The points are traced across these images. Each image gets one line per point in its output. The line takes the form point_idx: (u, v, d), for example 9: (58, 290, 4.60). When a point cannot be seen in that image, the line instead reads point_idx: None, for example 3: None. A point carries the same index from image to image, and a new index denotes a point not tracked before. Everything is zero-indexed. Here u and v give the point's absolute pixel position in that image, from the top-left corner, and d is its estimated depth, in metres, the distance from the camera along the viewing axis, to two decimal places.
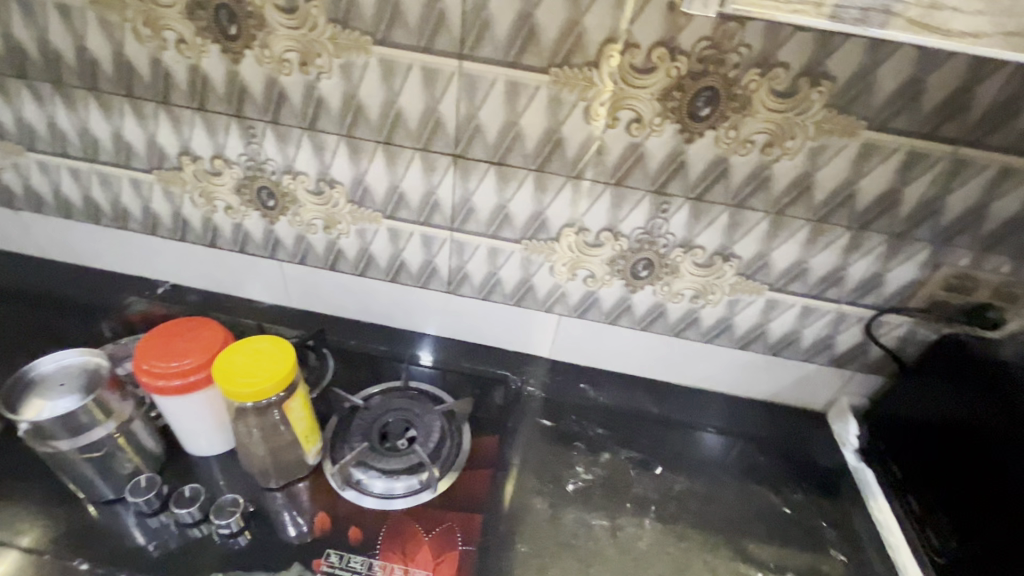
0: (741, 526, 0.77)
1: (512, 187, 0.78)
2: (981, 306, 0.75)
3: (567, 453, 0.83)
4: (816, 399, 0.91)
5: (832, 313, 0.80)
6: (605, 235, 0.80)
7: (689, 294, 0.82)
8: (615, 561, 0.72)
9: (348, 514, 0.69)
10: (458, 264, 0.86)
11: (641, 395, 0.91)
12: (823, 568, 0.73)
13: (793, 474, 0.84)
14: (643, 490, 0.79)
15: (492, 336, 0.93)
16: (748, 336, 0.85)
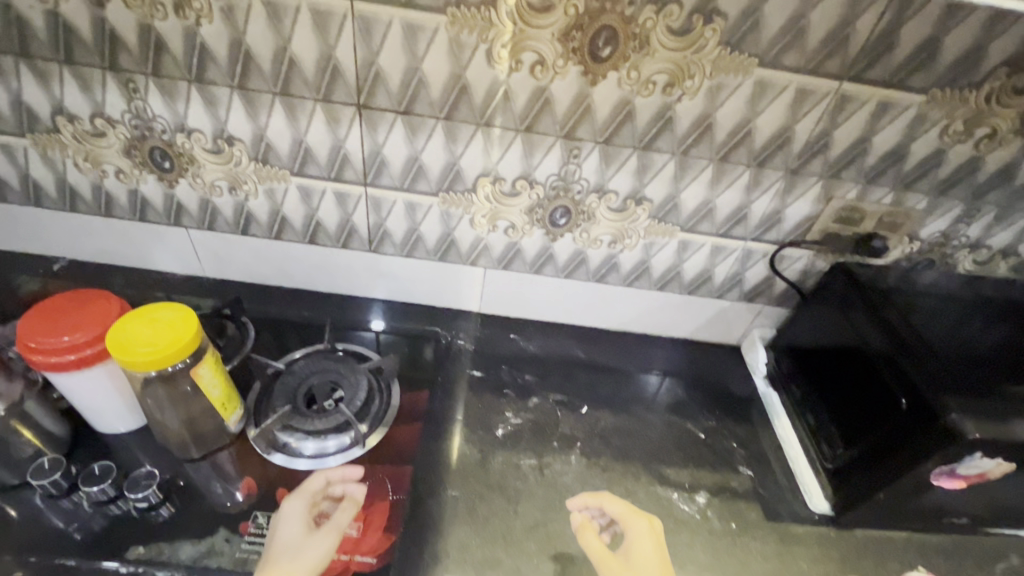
0: (660, 454, 0.79)
1: (423, 138, 0.73)
2: (868, 235, 0.80)
3: (497, 401, 0.82)
4: (730, 334, 0.96)
5: (740, 251, 0.83)
6: (520, 184, 0.77)
7: (607, 239, 0.83)
8: (542, 497, 0.72)
9: (275, 477, 0.69)
10: (377, 222, 0.83)
11: (567, 341, 0.94)
12: (731, 485, 0.77)
13: (708, 403, 0.88)
14: (570, 430, 0.80)
15: (420, 293, 0.93)
16: (664, 278, 0.88)
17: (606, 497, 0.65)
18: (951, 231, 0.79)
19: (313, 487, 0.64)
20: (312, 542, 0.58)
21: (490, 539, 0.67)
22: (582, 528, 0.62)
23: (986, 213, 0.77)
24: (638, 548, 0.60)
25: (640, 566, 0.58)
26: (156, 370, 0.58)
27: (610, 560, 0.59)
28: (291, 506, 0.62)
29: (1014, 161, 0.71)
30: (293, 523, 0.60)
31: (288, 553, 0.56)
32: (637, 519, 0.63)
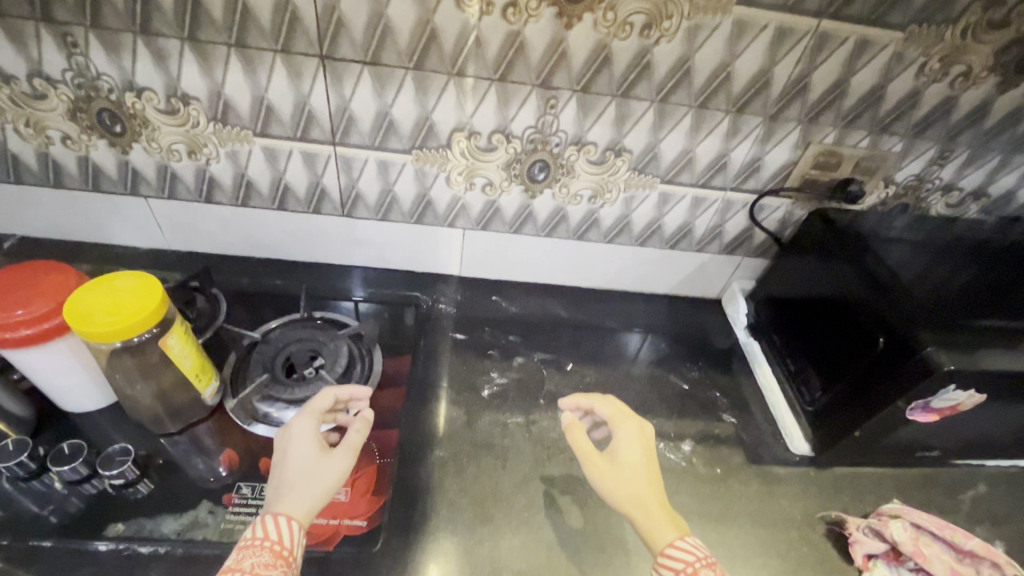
0: (644, 406, 0.80)
1: (392, 91, 0.69)
2: (846, 181, 0.80)
3: (481, 362, 0.82)
4: (710, 289, 0.97)
5: (720, 202, 0.83)
6: (496, 138, 0.74)
7: (587, 194, 0.81)
8: (530, 453, 0.72)
9: (258, 447, 0.67)
10: (348, 183, 0.80)
11: (550, 301, 0.93)
12: (715, 432, 0.78)
13: (690, 355, 0.89)
14: (556, 387, 0.80)
15: (398, 258, 0.91)
16: (645, 233, 0.87)
17: (597, 398, 0.64)
18: (925, 173, 0.80)
19: (321, 405, 0.59)
20: (324, 464, 0.53)
21: (480, 496, 0.67)
22: (571, 427, 0.60)
23: (959, 155, 0.77)
24: (624, 448, 0.59)
25: (625, 465, 0.57)
26: (122, 340, 0.55)
27: (596, 458, 0.58)
28: (298, 424, 0.56)
29: (987, 100, 0.71)
30: (302, 442, 0.55)
31: (299, 476, 0.52)
32: (625, 421, 0.61)
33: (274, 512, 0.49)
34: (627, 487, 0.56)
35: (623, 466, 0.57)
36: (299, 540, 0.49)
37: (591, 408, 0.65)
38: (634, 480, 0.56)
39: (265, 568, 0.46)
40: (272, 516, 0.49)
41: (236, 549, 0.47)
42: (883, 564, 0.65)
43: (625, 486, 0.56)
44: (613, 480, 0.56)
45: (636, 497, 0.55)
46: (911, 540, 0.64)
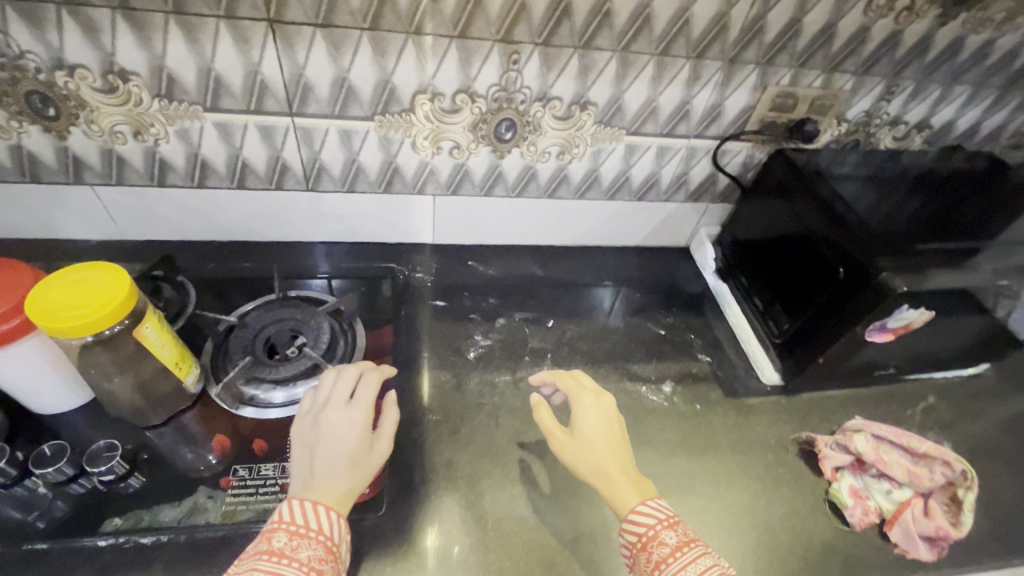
0: (625, 353, 0.83)
1: (349, 54, 0.66)
2: (801, 120, 0.83)
3: (463, 326, 0.82)
4: (679, 237, 1.00)
5: (684, 149, 0.84)
6: (460, 98, 0.73)
7: (555, 151, 0.81)
8: (521, 408, 0.74)
9: (248, 430, 0.66)
10: (310, 155, 0.77)
11: (525, 261, 0.94)
12: (692, 371, 0.82)
13: (664, 302, 0.93)
14: (539, 343, 0.82)
15: (369, 230, 0.89)
16: (614, 185, 0.88)
17: (559, 375, 0.67)
18: (873, 109, 0.83)
19: (372, 397, 0.60)
20: (371, 459, 0.56)
21: (476, 453, 0.69)
22: (536, 407, 0.63)
23: (905, 88, 0.81)
24: (582, 420, 0.61)
25: (582, 438, 0.60)
26: (96, 334, 0.54)
27: (558, 436, 0.60)
28: (352, 415, 0.57)
29: (929, 32, 0.74)
30: (355, 435, 0.56)
31: (349, 469, 0.54)
32: (581, 394, 0.64)
33: (325, 505, 0.52)
34: (587, 459, 0.58)
35: (582, 438, 0.60)
36: (344, 536, 0.52)
37: (556, 385, 0.68)
38: (593, 450, 0.59)
39: (319, 560, 0.49)
40: (326, 510, 0.51)
41: (286, 534, 0.49)
42: (849, 474, 0.71)
43: (586, 458, 0.59)
44: (574, 453, 0.59)
45: (596, 466, 0.58)
46: (873, 450, 0.70)
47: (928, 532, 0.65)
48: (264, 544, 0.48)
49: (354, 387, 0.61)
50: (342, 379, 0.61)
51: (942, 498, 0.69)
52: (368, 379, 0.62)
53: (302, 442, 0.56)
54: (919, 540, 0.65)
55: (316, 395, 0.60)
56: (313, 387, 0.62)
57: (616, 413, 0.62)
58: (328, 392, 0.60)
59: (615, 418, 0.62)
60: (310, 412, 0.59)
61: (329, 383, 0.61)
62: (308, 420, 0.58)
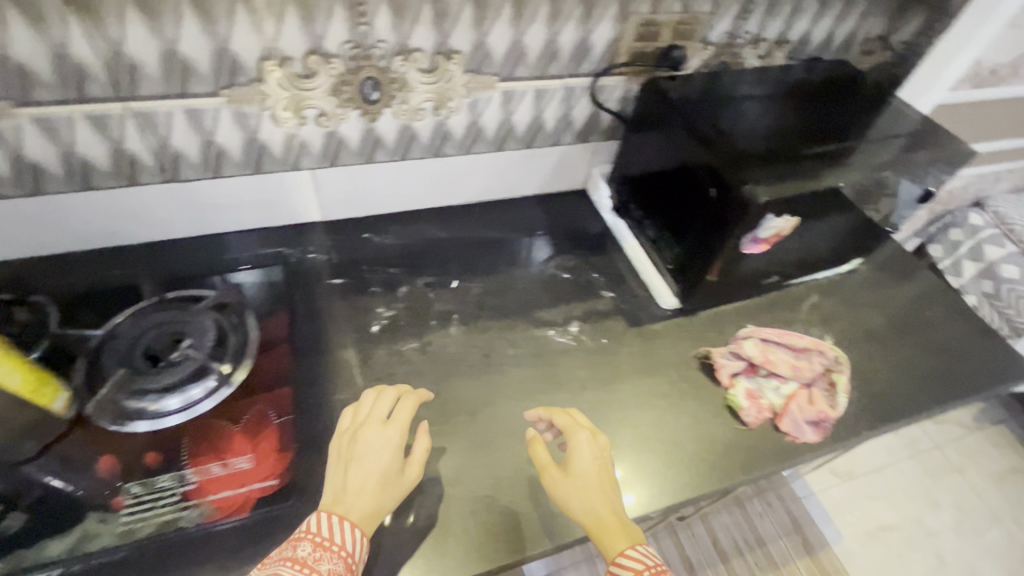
0: (532, 301, 0.84)
1: (171, 22, 0.60)
2: (668, 47, 0.83)
3: (364, 300, 0.80)
4: (575, 179, 1.01)
5: (561, 91, 0.83)
6: (313, 61, 0.68)
7: (429, 106, 0.79)
8: (430, 371, 0.73)
9: (138, 445, 0.62)
10: (159, 143, 0.70)
11: (424, 225, 0.92)
12: (597, 308, 0.84)
13: (567, 246, 0.94)
14: (444, 305, 0.81)
15: (249, 216, 0.84)
16: (499, 136, 0.87)
17: (556, 410, 0.66)
18: (734, 29, 0.86)
19: (408, 420, 0.60)
20: (400, 481, 0.57)
21: None
22: (532, 442, 0.62)
23: (759, 5, 0.83)
24: (577, 459, 0.60)
25: (576, 475, 0.59)
26: None
27: (553, 472, 0.59)
28: (387, 435, 0.58)
29: None
30: (388, 456, 0.57)
31: (378, 490, 0.55)
32: (579, 431, 0.63)
33: (351, 521, 0.53)
34: (579, 498, 0.58)
35: (576, 476, 0.59)
36: (362, 555, 0.53)
37: (551, 421, 0.66)
38: (587, 489, 0.58)
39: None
40: (351, 526, 0.52)
41: (310, 544, 0.51)
42: (744, 378, 0.76)
43: (579, 497, 0.58)
44: (567, 491, 0.58)
45: (588, 507, 0.58)
46: (761, 353, 0.76)
47: (812, 417, 0.72)
48: (289, 551, 0.50)
49: (392, 409, 0.62)
50: (381, 399, 0.62)
51: (824, 384, 0.75)
52: (406, 402, 0.62)
53: (337, 457, 0.58)
54: (805, 425, 0.72)
55: (356, 412, 0.61)
56: (352, 405, 0.63)
57: (610, 454, 0.62)
58: (367, 410, 0.61)
59: (609, 458, 0.62)
60: (347, 431, 0.60)
61: (368, 402, 0.62)
62: (345, 438, 0.59)
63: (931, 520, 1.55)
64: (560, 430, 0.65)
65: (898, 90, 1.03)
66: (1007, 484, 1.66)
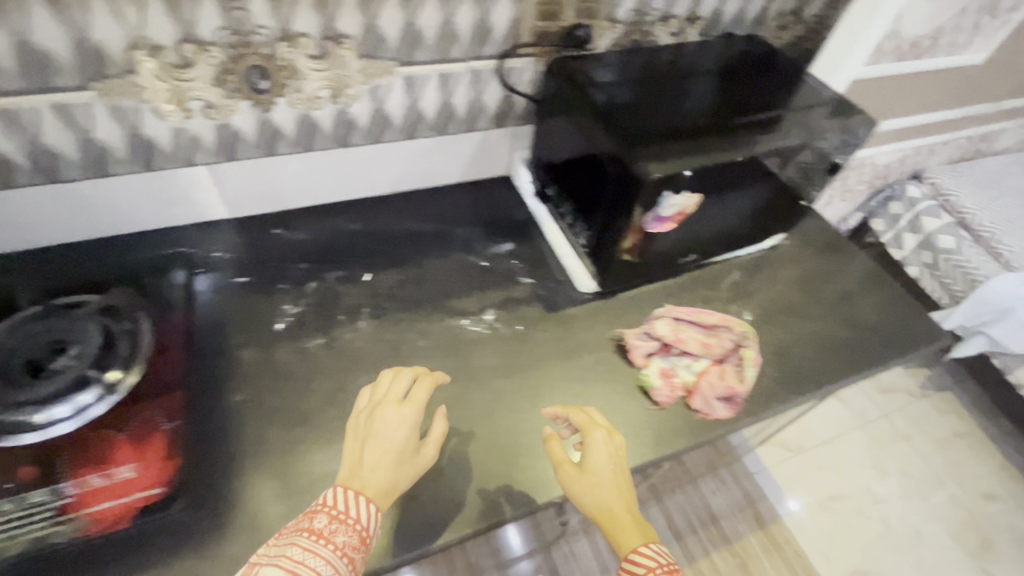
0: (447, 290, 0.82)
1: (18, 11, 0.56)
2: (573, 27, 0.82)
3: (270, 297, 0.77)
4: (498, 166, 0.99)
5: (466, 74, 0.81)
6: (189, 50, 0.65)
7: (326, 94, 0.76)
8: (335, 367, 0.71)
9: (12, 459, 0.58)
10: (30, 141, 0.66)
11: (338, 218, 0.90)
12: (514, 295, 0.83)
13: (488, 233, 0.93)
14: (355, 299, 0.79)
15: (148, 216, 0.80)
16: (408, 123, 0.85)
17: (573, 409, 0.65)
18: (641, 7, 0.84)
19: (425, 400, 0.60)
20: (415, 460, 0.57)
21: (289, 422, 0.66)
22: (548, 438, 0.62)
23: None
24: (592, 456, 0.60)
25: (591, 472, 0.59)
26: None
27: (567, 468, 0.59)
28: (403, 414, 0.58)
29: None
30: (404, 435, 0.57)
31: (392, 466, 0.55)
32: (594, 429, 0.62)
33: (366, 496, 0.53)
34: (593, 494, 0.58)
35: (590, 473, 0.59)
36: (376, 529, 0.53)
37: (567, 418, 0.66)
38: (600, 487, 0.58)
39: (352, 549, 0.50)
40: (366, 502, 0.52)
41: (326, 517, 0.51)
42: (658, 358, 0.76)
43: (593, 494, 0.58)
44: (580, 487, 0.58)
45: (601, 504, 0.57)
46: (672, 332, 0.76)
47: (722, 393, 0.72)
48: (306, 522, 0.51)
49: (407, 389, 0.62)
50: (399, 379, 0.62)
51: (735, 360, 0.75)
52: (423, 383, 0.62)
53: (354, 436, 0.57)
54: (716, 401, 0.72)
55: (373, 391, 0.61)
56: (370, 385, 0.63)
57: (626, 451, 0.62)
58: (384, 389, 0.61)
59: (625, 456, 0.61)
60: (364, 409, 0.60)
61: (386, 382, 0.62)
62: (363, 416, 0.59)
63: (879, 488, 1.59)
64: (576, 427, 0.65)
65: (809, 67, 1.05)
66: (951, 449, 1.71)
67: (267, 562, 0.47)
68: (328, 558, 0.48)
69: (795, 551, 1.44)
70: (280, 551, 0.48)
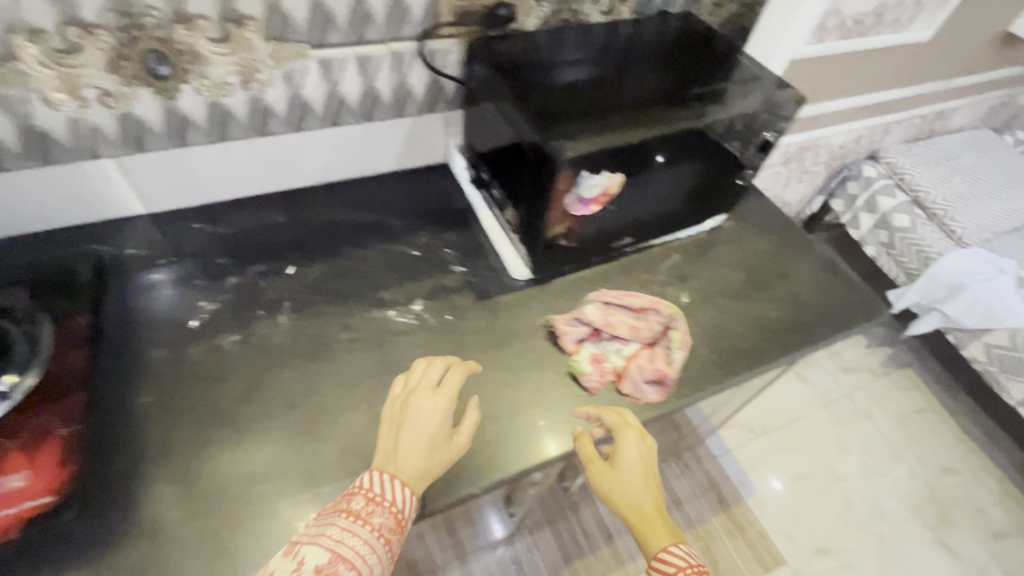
0: (374, 281, 0.80)
1: None
2: (495, 5, 0.79)
3: (185, 294, 0.75)
4: (433, 153, 0.97)
5: (387, 56, 0.78)
6: (74, 34, 0.61)
7: (236, 80, 0.72)
8: (250, 363, 0.69)
9: None
10: None
11: (264, 210, 0.87)
12: (445, 284, 0.81)
13: (421, 221, 0.90)
14: (276, 293, 0.76)
15: (54, 212, 0.76)
16: (331, 110, 0.82)
17: (604, 408, 0.67)
18: None
19: (458, 387, 0.60)
20: (449, 446, 0.57)
21: (197, 422, 0.63)
22: (579, 436, 0.64)
23: None
24: (624, 455, 0.62)
25: (621, 470, 0.61)
26: None
27: (598, 465, 0.61)
28: (437, 400, 0.59)
29: None
30: (438, 420, 0.57)
31: (426, 451, 0.56)
32: (627, 429, 0.64)
33: (402, 480, 0.54)
34: (624, 492, 0.60)
35: (622, 471, 0.61)
36: (412, 513, 0.54)
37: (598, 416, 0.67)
38: (631, 484, 0.60)
39: (389, 530, 0.51)
40: (401, 486, 0.53)
41: (363, 500, 0.52)
42: (590, 343, 0.74)
43: (624, 492, 0.60)
44: (612, 484, 0.60)
45: (632, 503, 0.60)
46: (602, 316, 0.74)
47: (652, 376, 0.71)
48: (344, 503, 0.52)
49: (441, 376, 0.62)
50: (433, 365, 0.62)
51: (665, 343, 0.74)
52: (456, 371, 0.63)
53: (389, 422, 0.58)
54: (645, 385, 0.71)
55: (407, 378, 0.62)
56: (405, 371, 0.64)
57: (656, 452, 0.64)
58: (418, 375, 0.62)
59: (655, 457, 0.63)
60: (400, 395, 0.60)
61: (420, 369, 0.62)
62: (397, 402, 0.60)
63: (840, 466, 1.61)
64: (606, 426, 0.66)
65: (746, 45, 1.04)
66: (911, 424, 1.73)
67: (307, 541, 0.49)
68: (366, 538, 0.49)
69: (758, 532, 1.45)
70: (319, 531, 0.50)
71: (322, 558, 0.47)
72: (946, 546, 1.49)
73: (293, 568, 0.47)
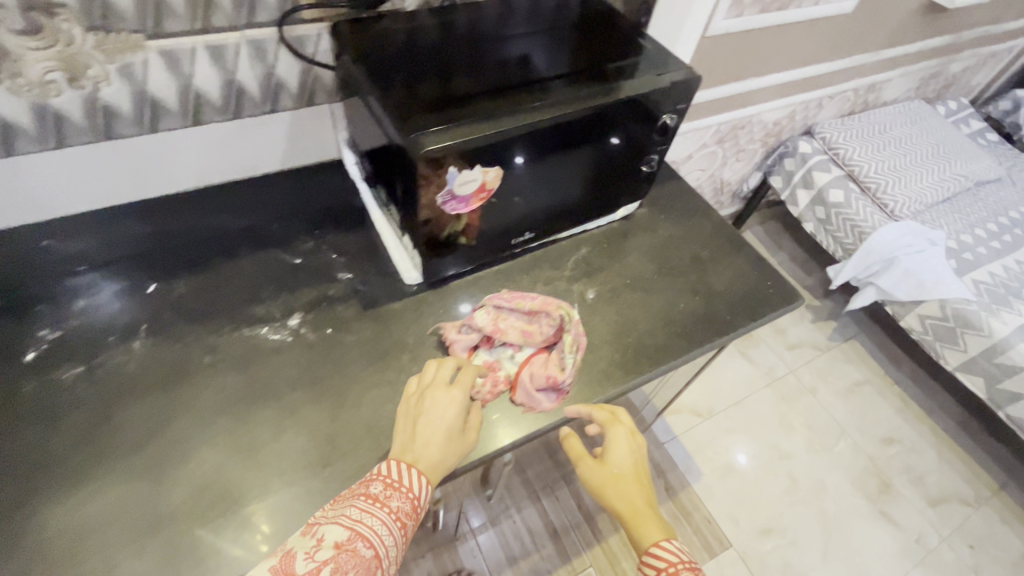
0: (248, 295, 0.73)
1: None
2: None
3: (21, 324, 0.66)
4: (321, 149, 0.89)
5: (241, 44, 0.70)
6: None
7: (59, 78, 0.63)
8: (92, 398, 0.61)
9: None
10: None
11: (125, 221, 0.78)
12: (328, 294, 0.75)
13: (307, 224, 0.83)
14: (131, 316, 0.69)
15: None
16: (188, 106, 0.73)
17: (594, 405, 0.67)
18: None
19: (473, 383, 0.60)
20: (462, 440, 0.57)
21: (24, 471, 0.56)
22: (566, 436, 0.65)
23: None
24: (613, 452, 0.63)
25: (612, 465, 0.63)
26: None
27: (587, 463, 0.63)
28: (454, 396, 0.57)
29: None
30: (455, 414, 0.56)
31: (443, 445, 0.55)
32: (617, 425, 0.65)
33: (420, 468, 0.53)
34: (614, 488, 0.61)
35: (612, 468, 0.62)
36: (427, 501, 0.53)
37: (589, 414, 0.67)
38: (621, 481, 0.62)
39: (406, 514, 0.50)
40: (419, 475, 0.52)
41: (380, 484, 0.51)
42: (483, 351, 0.69)
43: (614, 488, 0.61)
44: (602, 480, 0.62)
45: (624, 498, 0.61)
46: (491, 321, 0.69)
47: (545, 384, 0.67)
48: (363, 488, 0.51)
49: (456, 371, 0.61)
50: (447, 362, 0.61)
51: (559, 347, 0.69)
52: (468, 369, 0.62)
53: (406, 416, 0.57)
54: (539, 394, 0.67)
55: (419, 377, 0.60)
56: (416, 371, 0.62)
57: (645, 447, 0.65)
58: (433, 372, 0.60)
59: (644, 452, 0.65)
60: (415, 391, 0.59)
61: (432, 368, 0.61)
62: (412, 399, 0.58)
63: (785, 443, 1.61)
64: (596, 423, 0.67)
65: (649, 28, 0.99)
66: (853, 397, 1.75)
67: (326, 521, 0.48)
68: (384, 520, 0.49)
69: (703, 517, 1.45)
70: (338, 512, 0.49)
71: (342, 535, 0.47)
72: (887, 515, 1.52)
73: (312, 545, 0.46)
